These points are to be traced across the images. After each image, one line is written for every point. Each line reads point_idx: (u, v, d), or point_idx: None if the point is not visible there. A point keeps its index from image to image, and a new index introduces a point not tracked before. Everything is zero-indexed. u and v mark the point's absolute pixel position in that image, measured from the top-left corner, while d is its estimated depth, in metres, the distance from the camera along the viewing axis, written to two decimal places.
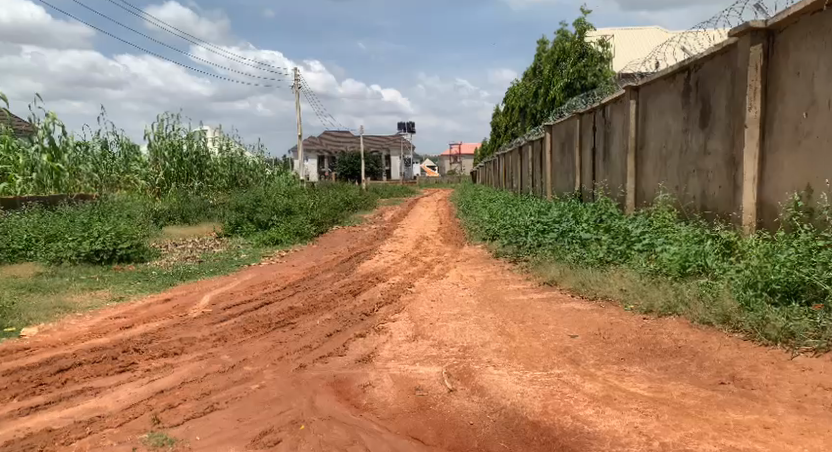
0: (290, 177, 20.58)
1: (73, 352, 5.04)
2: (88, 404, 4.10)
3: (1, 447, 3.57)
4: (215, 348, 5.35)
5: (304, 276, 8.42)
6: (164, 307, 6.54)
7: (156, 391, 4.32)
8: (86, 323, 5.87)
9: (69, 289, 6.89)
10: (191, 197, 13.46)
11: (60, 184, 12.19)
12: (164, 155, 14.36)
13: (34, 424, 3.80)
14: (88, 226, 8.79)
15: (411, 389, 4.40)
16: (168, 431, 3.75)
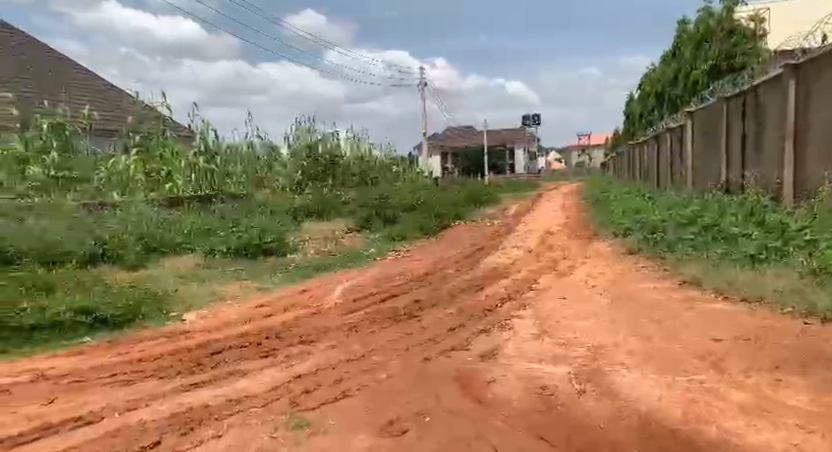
0: (416, 174, 20.93)
1: (225, 336, 5.41)
2: (237, 385, 4.35)
3: (168, 418, 3.75)
4: (346, 338, 5.52)
5: (430, 270, 8.48)
6: (300, 298, 6.85)
7: (294, 376, 4.52)
8: (234, 310, 6.29)
9: (221, 280, 7.39)
10: (323, 193, 14.05)
11: (215, 185, 12.91)
12: (302, 156, 15.36)
13: (192, 398, 4.08)
14: (237, 224, 9.39)
15: (538, 388, 4.25)
16: (305, 414, 3.88)
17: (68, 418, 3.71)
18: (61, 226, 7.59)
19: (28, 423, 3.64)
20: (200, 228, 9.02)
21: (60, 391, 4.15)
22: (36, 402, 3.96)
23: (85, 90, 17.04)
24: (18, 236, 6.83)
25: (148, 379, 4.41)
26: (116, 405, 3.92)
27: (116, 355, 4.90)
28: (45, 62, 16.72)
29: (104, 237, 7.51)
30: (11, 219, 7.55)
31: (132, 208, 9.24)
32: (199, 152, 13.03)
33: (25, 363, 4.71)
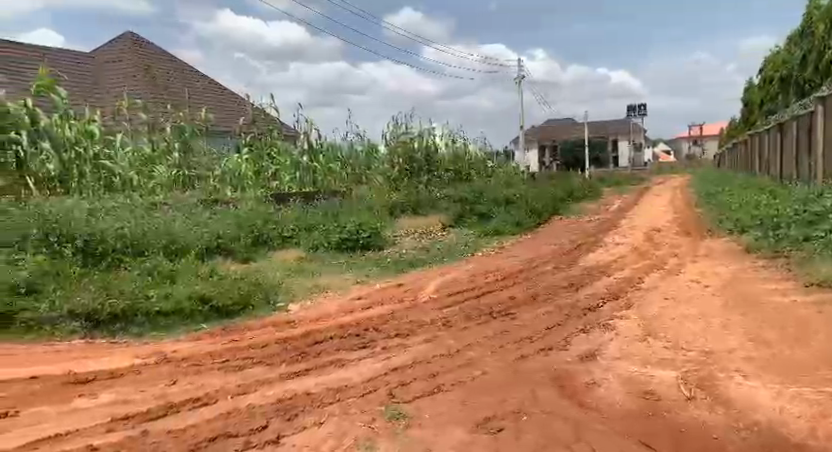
0: (513, 169, 20.62)
1: (327, 327, 5.56)
2: (337, 374, 4.44)
3: (273, 403, 3.89)
4: (441, 332, 5.50)
5: (526, 266, 8.31)
6: (397, 291, 6.92)
7: (391, 368, 4.55)
8: (334, 302, 6.46)
9: (322, 272, 7.61)
10: (419, 189, 14.10)
11: (316, 182, 13.30)
12: (399, 155, 15.31)
13: (296, 385, 4.19)
14: (337, 219, 9.61)
15: (641, 392, 4.03)
16: (401, 406, 3.89)
17: (187, 398, 3.92)
18: (184, 221, 7.83)
19: (153, 401, 3.87)
20: (304, 223, 9.30)
21: (180, 373, 4.40)
22: (159, 382, 4.22)
23: (200, 93, 18.18)
24: (147, 229, 7.07)
25: (256, 365, 4.60)
26: (229, 389, 4.10)
27: (229, 341, 5.17)
28: (167, 69, 17.89)
29: (219, 232, 7.90)
30: (139, 209, 7.86)
31: (244, 205, 9.65)
32: (303, 150, 13.45)
33: (152, 346, 5.07)
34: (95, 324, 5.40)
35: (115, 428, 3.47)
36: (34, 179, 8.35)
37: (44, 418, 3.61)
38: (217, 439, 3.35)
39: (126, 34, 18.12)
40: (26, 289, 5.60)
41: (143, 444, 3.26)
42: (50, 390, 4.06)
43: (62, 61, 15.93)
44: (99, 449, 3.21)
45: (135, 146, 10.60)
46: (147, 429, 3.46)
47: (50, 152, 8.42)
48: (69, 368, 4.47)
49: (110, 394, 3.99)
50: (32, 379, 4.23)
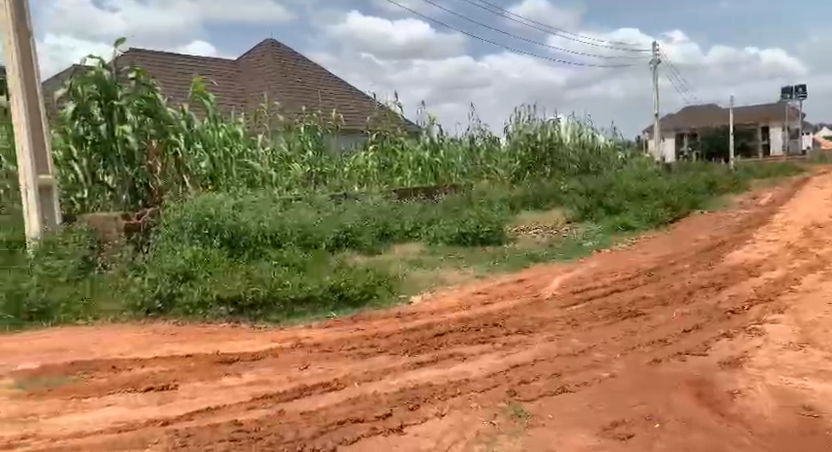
0: (646, 160, 19.48)
1: (449, 320, 5.54)
2: (458, 367, 4.41)
3: (396, 392, 3.91)
4: (565, 331, 5.28)
5: (660, 264, 7.78)
6: (518, 287, 6.75)
7: (513, 365, 4.43)
8: (455, 295, 6.43)
9: (444, 266, 7.61)
10: (542, 183, 13.66)
11: (437, 176, 13.33)
12: (522, 145, 15.07)
13: (419, 376, 4.20)
14: (457, 213, 9.57)
15: (796, 407, 3.60)
16: (523, 404, 3.77)
17: (318, 382, 4.05)
18: (316, 214, 8.12)
19: (288, 383, 4.05)
20: (425, 217, 9.35)
21: (312, 359, 4.57)
22: (293, 366, 4.41)
23: (329, 91, 18.94)
24: (284, 223, 7.41)
25: (380, 354, 4.68)
26: (357, 375, 4.19)
27: (357, 330, 5.31)
28: (302, 73, 18.81)
29: (347, 225, 8.12)
30: (276, 202, 8.22)
31: (370, 199, 9.84)
32: (425, 146, 13.56)
33: (286, 332, 5.34)
34: (239, 310, 5.82)
35: (256, 406, 3.65)
36: (191, 177, 8.73)
37: (196, 392, 3.90)
38: (346, 423, 3.42)
39: (266, 41, 19.27)
40: (182, 277, 6.07)
41: (279, 423, 3.40)
42: (201, 368, 4.38)
43: (211, 69, 17.28)
44: (243, 424, 3.38)
45: (273, 143, 11.07)
46: (284, 409, 3.61)
47: (203, 152, 8.88)
48: (215, 349, 4.81)
49: (250, 374, 4.24)
50: (185, 357, 4.60)
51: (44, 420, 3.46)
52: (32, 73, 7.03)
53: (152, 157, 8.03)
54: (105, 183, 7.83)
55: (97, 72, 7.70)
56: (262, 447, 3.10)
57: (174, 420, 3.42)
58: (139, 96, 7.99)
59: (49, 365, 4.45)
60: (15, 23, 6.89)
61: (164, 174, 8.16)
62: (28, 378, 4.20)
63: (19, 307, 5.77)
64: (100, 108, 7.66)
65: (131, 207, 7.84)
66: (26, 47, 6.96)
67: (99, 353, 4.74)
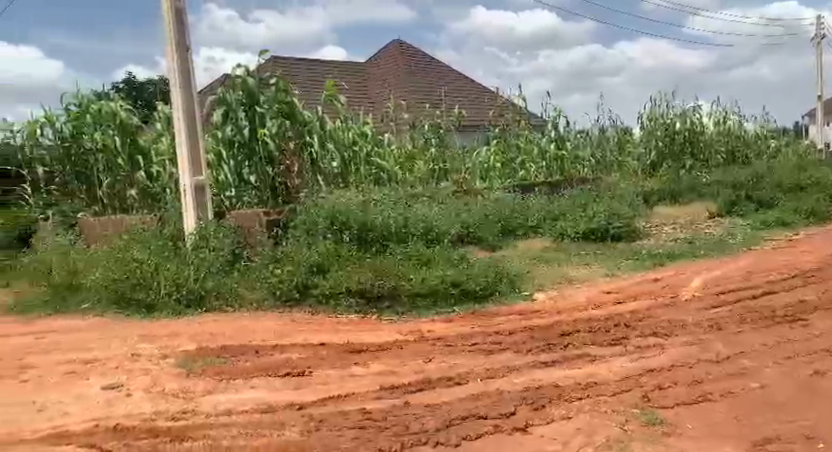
0: (805, 148, 17.52)
1: (575, 319, 5.33)
2: (586, 369, 4.21)
3: (521, 390, 3.77)
4: (707, 335, 4.87)
5: (823, 264, 6.95)
6: (654, 286, 6.34)
7: (647, 369, 4.16)
8: (584, 294, 6.18)
9: (571, 263, 7.34)
10: (681, 174, 12.67)
11: (564, 169, 12.91)
12: (657, 135, 13.92)
13: (545, 376, 4.06)
14: (584, 207, 9.17)
15: None
16: (659, 411, 3.52)
17: (441, 376, 4.01)
18: (440, 211, 8.14)
19: (414, 374, 4.08)
20: (551, 212, 9.04)
21: (436, 352, 4.59)
22: (417, 358, 4.46)
23: (455, 89, 19.07)
24: (408, 217, 7.56)
25: (504, 352, 4.60)
26: (480, 371, 4.12)
27: (479, 325, 5.28)
28: (429, 72, 19.03)
29: (469, 221, 8.11)
30: (402, 199, 8.35)
31: (492, 194, 9.73)
32: (550, 138, 13.17)
33: (411, 324, 5.44)
34: (367, 301, 6.06)
35: (382, 396, 3.70)
36: (324, 176, 9.08)
37: (328, 379, 4.07)
38: (470, 418, 3.30)
39: (394, 42, 19.67)
40: (316, 269, 6.43)
41: (405, 414, 3.37)
42: (333, 356, 4.57)
43: (343, 73, 17.98)
44: (370, 412, 3.42)
45: (398, 143, 11.29)
46: (409, 401, 3.59)
47: (335, 152, 9.13)
48: (345, 339, 5.00)
49: (377, 365, 4.35)
50: (318, 346, 4.84)
51: (199, 398, 3.78)
52: (190, 82, 7.69)
53: (290, 158, 8.61)
54: (250, 182, 8.47)
55: (243, 80, 8.33)
56: (389, 436, 3.07)
57: (309, 405, 3.58)
58: (278, 100, 8.54)
59: (203, 348, 4.87)
60: (177, 40, 7.63)
61: (301, 173, 8.69)
62: (186, 359, 4.64)
63: (178, 295, 6.41)
64: (245, 113, 8.34)
65: (271, 204, 8.44)
66: (186, 62, 7.69)
67: (244, 338, 5.13)
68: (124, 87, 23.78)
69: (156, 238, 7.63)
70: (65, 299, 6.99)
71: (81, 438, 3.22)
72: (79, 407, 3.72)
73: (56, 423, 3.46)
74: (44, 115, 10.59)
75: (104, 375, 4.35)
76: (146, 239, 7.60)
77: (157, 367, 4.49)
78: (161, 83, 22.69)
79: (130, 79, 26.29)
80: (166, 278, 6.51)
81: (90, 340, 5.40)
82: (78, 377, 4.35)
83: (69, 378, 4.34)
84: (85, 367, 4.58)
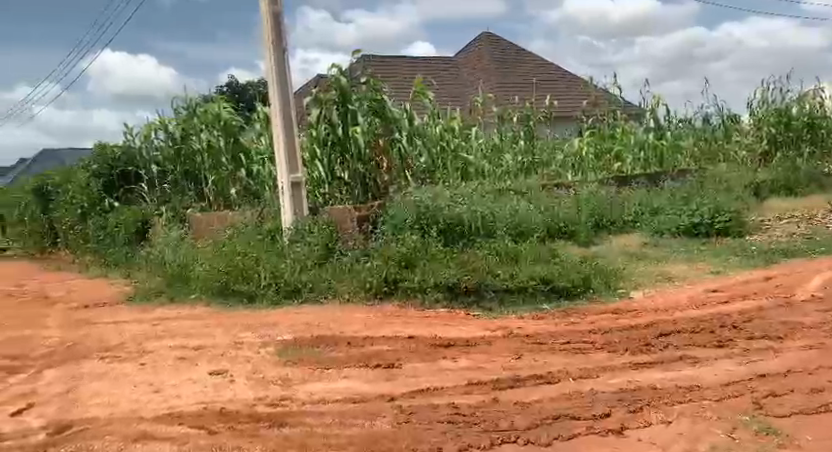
0: None
1: (675, 319, 5.04)
2: (688, 371, 3.97)
3: (616, 391, 3.60)
4: (828, 339, 4.45)
5: None
6: (766, 285, 5.89)
7: (757, 374, 3.86)
8: (686, 292, 5.85)
9: (672, 260, 6.95)
10: (795, 163, 11.71)
11: (664, 162, 11.90)
12: (770, 122, 12.90)
13: (642, 377, 3.86)
14: (687, 200, 8.63)
15: None
16: (771, 420, 3.24)
17: (531, 374, 3.91)
18: (530, 206, 7.95)
19: (503, 371, 4.00)
20: (649, 206, 8.59)
21: (526, 350, 4.48)
22: (507, 355, 4.37)
23: (548, 80, 18.69)
24: (496, 212, 7.47)
25: (598, 351, 4.42)
26: (572, 371, 3.97)
27: (571, 323, 5.11)
28: (518, 63, 18.66)
29: (559, 216, 7.87)
30: (489, 193, 8.25)
31: (586, 187, 9.34)
32: (648, 128, 12.50)
33: (500, 321, 5.36)
34: (454, 295, 6.04)
35: (472, 391, 3.66)
36: (412, 172, 9.12)
37: (417, 372, 4.07)
38: (561, 418, 3.18)
39: (484, 34, 19.44)
40: (405, 263, 6.47)
41: (495, 411, 3.31)
42: (422, 349, 4.58)
43: (433, 69, 18.03)
44: (458, 407, 3.38)
45: (488, 136, 11.09)
46: (498, 398, 3.53)
47: (422, 148, 9.17)
48: (435, 333, 5.00)
49: (466, 360, 4.31)
50: (408, 339, 4.86)
51: (295, 386, 3.90)
52: (287, 83, 7.95)
53: (379, 154, 8.74)
54: (342, 179, 8.68)
55: (335, 78, 8.48)
56: (478, 432, 3.02)
57: (399, 397, 3.60)
58: (369, 99, 8.68)
59: (299, 338, 5.03)
60: (275, 44, 7.92)
61: (390, 170, 8.80)
62: (283, 348, 4.80)
63: (276, 288, 6.68)
64: (338, 111, 8.48)
65: (362, 200, 8.67)
66: (283, 65, 7.94)
67: (337, 329, 5.25)
68: (227, 90, 25.10)
69: (256, 234, 7.98)
70: (176, 289, 7.49)
71: (190, 419, 3.40)
72: (187, 390, 3.94)
73: (168, 403, 3.69)
74: (157, 119, 11.44)
75: (210, 361, 4.59)
76: (247, 235, 7.97)
77: (257, 355, 4.68)
78: (261, 85, 23.72)
79: (232, 82, 27.67)
80: (265, 272, 6.83)
81: (198, 328, 5.73)
82: (187, 362, 4.62)
83: (179, 362, 4.61)
84: (193, 353, 4.85)
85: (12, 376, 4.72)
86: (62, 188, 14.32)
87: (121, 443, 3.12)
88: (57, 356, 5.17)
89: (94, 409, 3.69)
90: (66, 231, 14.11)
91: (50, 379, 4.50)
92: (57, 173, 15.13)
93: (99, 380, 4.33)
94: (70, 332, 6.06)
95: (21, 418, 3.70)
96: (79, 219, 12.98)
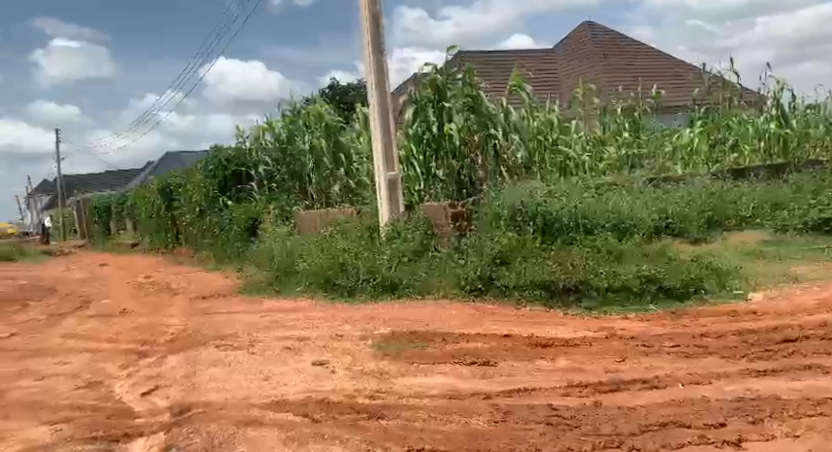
0: None
1: (799, 324, 4.62)
2: (817, 382, 3.59)
3: (732, 400, 3.33)
4: None
5: None
6: None
7: None
8: (814, 295, 5.34)
9: (795, 259, 6.39)
10: None
11: (788, 153, 10.27)
12: None
13: (762, 386, 3.55)
14: (815, 194, 7.87)
15: None
16: None
17: (636, 378, 3.71)
18: (632, 201, 7.58)
19: (605, 374, 3.83)
20: (768, 201, 7.94)
21: (630, 352, 4.26)
22: (610, 357, 4.18)
23: (656, 68, 17.86)
24: (597, 208, 7.16)
25: (711, 356, 4.12)
26: (681, 376, 3.73)
27: (680, 326, 4.81)
28: (622, 52, 17.80)
29: (667, 211, 7.43)
30: (589, 189, 7.93)
31: (697, 181, 8.76)
32: (772, 116, 10.91)
33: (602, 321, 5.14)
34: (552, 295, 5.85)
35: (572, 393, 3.52)
36: (509, 167, 8.96)
37: (515, 371, 3.98)
38: (669, 426, 2.98)
39: (584, 24, 18.75)
40: (499, 261, 6.39)
41: (596, 415, 3.15)
42: (521, 348, 4.48)
43: (532, 62, 17.75)
44: (558, 409, 3.26)
45: (588, 131, 10.71)
46: (600, 401, 3.37)
47: (519, 142, 8.97)
48: (533, 332, 4.88)
49: (566, 360, 4.16)
50: (505, 337, 4.77)
51: (394, 379, 3.93)
52: (385, 83, 8.06)
53: (474, 150, 8.65)
54: (436, 176, 8.65)
55: (432, 77, 8.58)
56: (579, 436, 2.89)
57: (495, 396, 3.52)
58: (465, 95, 8.63)
59: (396, 333, 5.07)
60: (373, 44, 8.03)
61: (485, 166, 8.70)
62: (382, 342, 4.86)
63: (373, 284, 6.81)
64: (433, 109, 8.57)
65: (458, 197, 8.59)
66: (380, 65, 8.05)
67: (435, 325, 5.25)
68: (329, 92, 25.95)
69: (355, 230, 8.18)
70: (282, 282, 7.86)
71: (295, 407, 3.51)
72: (292, 379, 4.07)
73: (276, 391, 3.83)
74: (265, 122, 12.01)
75: (314, 352, 4.73)
76: (346, 231, 8.18)
77: (357, 347, 4.76)
78: (360, 86, 24.32)
79: (335, 84, 28.53)
80: (363, 267, 6.98)
81: (303, 320, 5.93)
82: (292, 352, 4.77)
83: (285, 352, 4.78)
84: (298, 344, 5.02)
85: (141, 359, 5.09)
86: (182, 188, 15.37)
87: (234, 427, 3.26)
88: (179, 342, 5.52)
89: (211, 393, 3.90)
90: (186, 228, 15.13)
91: (173, 363, 4.81)
92: (177, 174, 16.23)
93: (215, 366, 4.58)
94: (190, 321, 6.46)
95: (149, 399, 3.97)
96: (197, 217, 13.90)
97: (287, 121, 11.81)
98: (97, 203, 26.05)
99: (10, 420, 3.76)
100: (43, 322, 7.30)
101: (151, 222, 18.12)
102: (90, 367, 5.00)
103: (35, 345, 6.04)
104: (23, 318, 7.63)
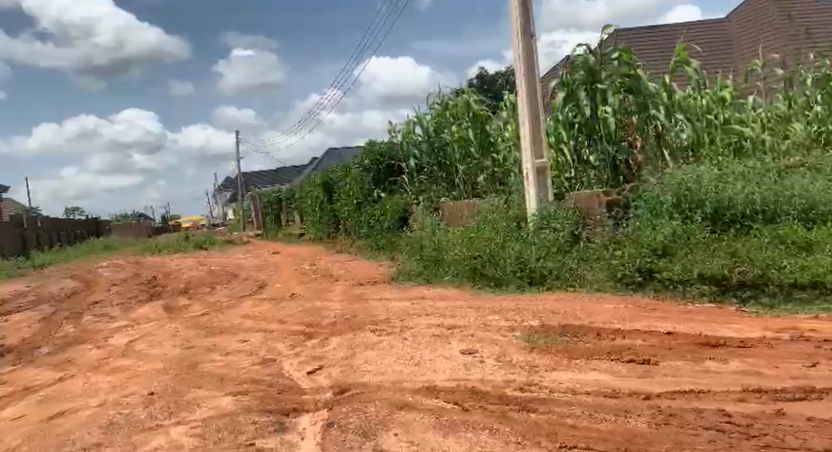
0: None
1: None
2: None
3: None
4: None
5: None
6: None
7: None
8: None
9: None
10: None
11: None
12: None
13: None
14: None
15: None
16: None
17: (829, 387, 3.22)
18: (826, 182, 6.49)
19: (789, 380, 3.37)
20: None
21: (821, 356, 3.73)
22: (797, 362, 3.67)
23: None
24: (780, 192, 6.24)
25: None
26: None
27: None
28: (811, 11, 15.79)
29: None
30: (770, 172, 7.02)
31: None
32: None
33: (785, 322, 4.55)
34: (723, 290, 5.35)
35: (748, 399, 3.14)
36: (671, 151, 8.28)
37: (680, 372, 3.65)
38: None
39: None
40: (661, 251, 5.91)
41: (780, 425, 2.78)
42: (686, 347, 4.11)
43: (701, 35, 16.47)
44: (731, 416, 2.92)
45: (766, 105, 9.44)
46: (783, 411, 2.97)
47: (684, 121, 8.22)
48: (700, 331, 4.44)
49: (740, 362, 3.74)
50: (667, 334, 4.41)
51: (545, 373, 3.78)
52: (534, 69, 7.82)
53: (632, 133, 8.20)
54: (589, 162, 8.33)
55: (584, 58, 8.12)
56: (756, 446, 2.57)
57: (657, 396, 3.25)
58: (621, 74, 8.09)
59: (546, 325, 4.91)
60: (521, 28, 7.80)
61: (644, 149, 8.19)
62: (531, 334, 4.71)
63: (521, 275, 6.74)
64: (586, 91, 8.14)
65: (613, 183, 8.19)
66: (530, 49, 7.81)
67: (588, 318, 5.01)
68: (478, 82, 26.08)
69: (501, 220, 8.05)
70: (431, 271, 8.02)
71: (446, 394, 3.49)
72: (444, 366, 4.07)
73: (427, 377, 3.86)
74: (414, 116, 12.19)
75: (462, 341, 4.71)
76: (492, 220, 8.09)
77: (505, 338, 4.67)
78: (508, 74, 24.21)
79: (483, 74, 28.69)
80: (510, 257, 6.92)
81: (453, 309, 5.94)
82: (441, 340, 4.79)
83: (435, 339, 4.82)
84: (447, 332, 5.03)
85: (307, 340, 5.41)
86: (341, 180, 16.19)
87: (389, 408, 3.33)
88: (339, 326, 5.80)
89: (367, 376, 4.02)
90: (344, 220, 15.98)
91: (334, 346, 5.05)
92: (337, 168, 17.09)
93: (371, 349, 4.73)
94: (348, 306, 6.79)
95: (314, 378, 4.19)
96: (355, 209, 14.57)
97: (436, 114, 11.87)
98: (269, 198, 28.41)
99: (201, 389, 4.16)
100: (227, 303, 8.03)
101: (315, 214, 19.30)
102: (264, 345, 5.41)
103: (220, 323, 6.68)
104: (210, 300, 8.46)
